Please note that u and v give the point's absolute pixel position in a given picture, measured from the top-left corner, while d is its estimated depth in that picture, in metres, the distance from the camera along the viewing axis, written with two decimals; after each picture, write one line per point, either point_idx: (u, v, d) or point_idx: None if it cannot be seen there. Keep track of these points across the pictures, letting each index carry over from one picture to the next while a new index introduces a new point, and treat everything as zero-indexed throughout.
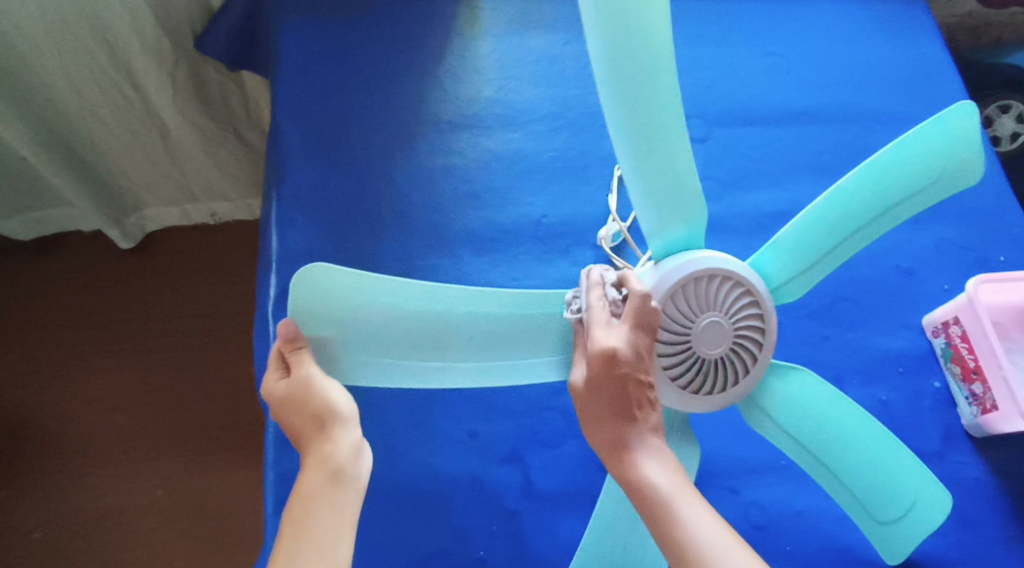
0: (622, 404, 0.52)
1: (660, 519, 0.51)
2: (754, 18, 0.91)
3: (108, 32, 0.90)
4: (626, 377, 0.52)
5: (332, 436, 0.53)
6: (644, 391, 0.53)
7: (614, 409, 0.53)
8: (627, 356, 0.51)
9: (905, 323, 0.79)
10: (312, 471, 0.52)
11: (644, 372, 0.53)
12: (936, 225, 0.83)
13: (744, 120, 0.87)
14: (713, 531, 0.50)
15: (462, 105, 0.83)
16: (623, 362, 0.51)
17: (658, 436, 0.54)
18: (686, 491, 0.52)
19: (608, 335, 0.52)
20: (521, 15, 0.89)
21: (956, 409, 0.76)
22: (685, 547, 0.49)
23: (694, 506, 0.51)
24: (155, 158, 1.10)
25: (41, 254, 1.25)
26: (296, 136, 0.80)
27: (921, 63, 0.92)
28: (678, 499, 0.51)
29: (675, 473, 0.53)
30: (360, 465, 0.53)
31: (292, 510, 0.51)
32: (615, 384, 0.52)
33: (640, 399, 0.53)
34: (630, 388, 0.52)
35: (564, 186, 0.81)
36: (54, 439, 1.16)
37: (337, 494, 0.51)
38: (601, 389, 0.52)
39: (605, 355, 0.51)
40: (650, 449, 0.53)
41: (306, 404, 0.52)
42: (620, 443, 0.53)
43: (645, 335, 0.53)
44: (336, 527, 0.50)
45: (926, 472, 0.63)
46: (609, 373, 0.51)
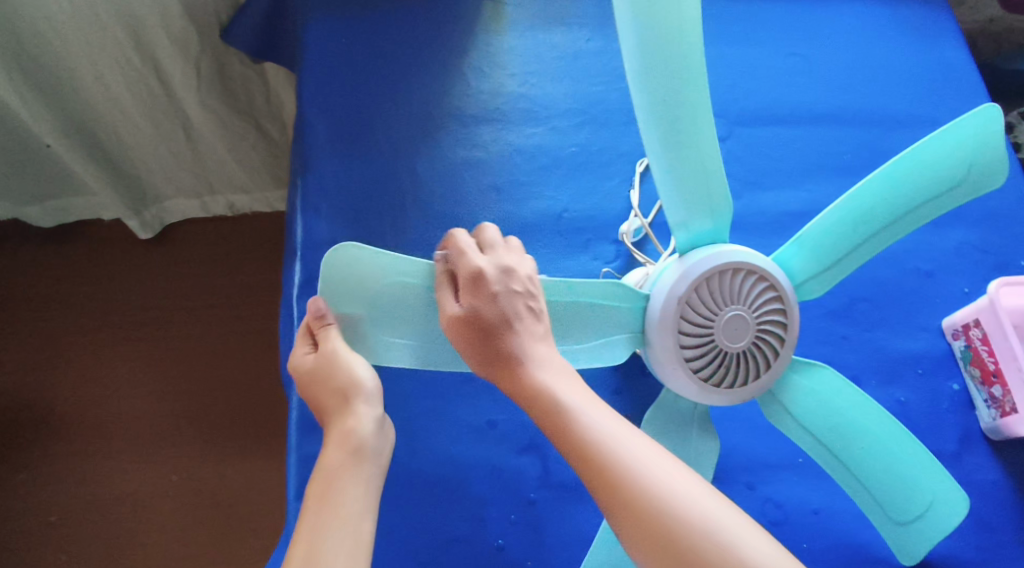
0: (502, 320, 0.52)
1: (560, 426, 0.50)
2: (776, 19, 0.92)
3: (136, 23, 0.91)
4: (497, 293, 0.52)
5: (355, 410, 0.55)
6: (524, 304, 0.53)
7: (493, 326, 0.52)
8: (494, 277, 0.53)
9: (925, 325, 0.79)
10: (335, 446, 0.54)
11: (519, 287, 0.54)
12: (957, 228, 0.82)
13: (766, 120, 0.87)
14: (611, 426, 0.50)
15: (485, 99, 0.84)
16: (489, 279, 0.52)
17: (546, 349, 0.54)
18: (590, 399, 0.51)
19: (475, 257, 0.53)
20: (545, 12, 0.89)
21: (975, 412, 0.76)
22: (592, 451, 0.48)
23: (601, 414, 0.50)
24: (177, 150, 1.11)
25: (62, 241, 1.26)
26: (321, 128, 0.80)
27: (943, 66, 0.92)
28: (584, 407, 0.50)
29: (569, 378, 0.52)
30: (381, 440, 0.55)
31: (314, 485, 0.52)
32: (489, 301, 0.52)
33: (519, 312, 0.53)
34: (506, 301, 0.53)
35: (586, 182, 0.82)
36: (71, 424, 1.17)
37: (360, 467, 0.53)
38: (477, 312, 0.52)
39: (473, 275, 0.52)
40: (539, 360, 0.53)
41: (332, 378, 0.54)
42: (507, 359, 0.52)
43: (514, 255, 0.55)
44: (362, 501, 0.51)
45: (945, 474, 0.63)
46: (480, 289, 0.52)
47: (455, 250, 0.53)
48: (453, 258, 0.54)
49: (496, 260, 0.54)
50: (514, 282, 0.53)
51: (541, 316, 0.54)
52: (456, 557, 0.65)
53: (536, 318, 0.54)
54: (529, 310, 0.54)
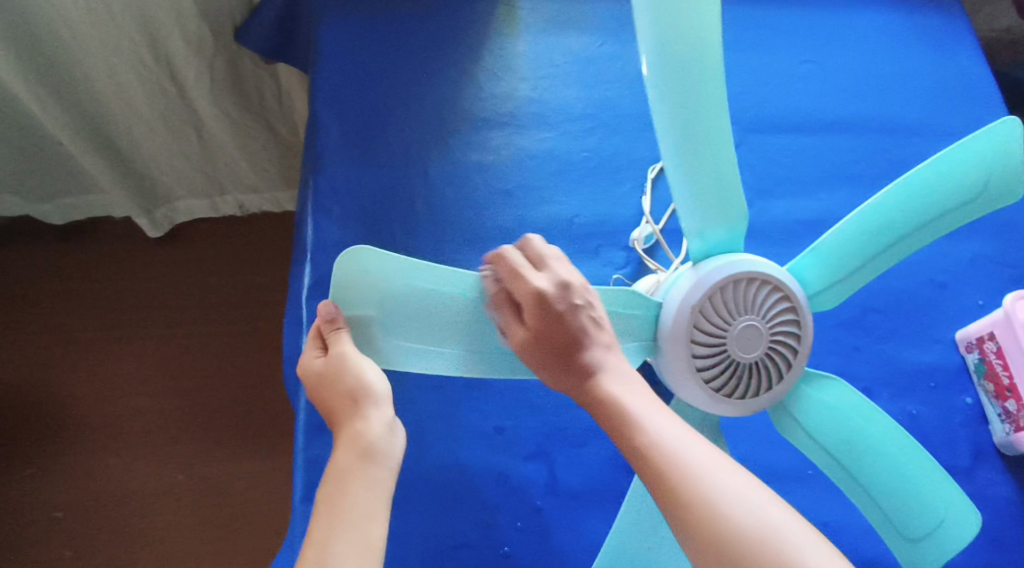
0: (569, 338, 0.53)
1: (626, 435, 0.51)
2: (791, 26, 0.91)
3: (151, 23, 0.91)
4: (563, 312, 0.53)
5: (365, 414, 0.54)
6: (587, 318, 0.54)
7: (563, 343, 0.53)
8: (558, 296, 0.53)
9: (938, 337, 0.78)
10: (344, 448, 0.53)
11: (579, 300, 0.54)
12: (972, 240, 0.82)
13: (779, 127, 0.86)
14: (675, 431, 0.51)
15: (498, 102, 0.84)
16: (555, 299, 0.53)
17: (614, 356, 0.55)
18: (655, 406, 0.52)
19: (534, 277, 0.53)
20: (558, 16, 0.89)
21: (988, 426, 0.75)
22: (658, 454, 0.49)
23: (663, 418, 0.51)
24: (188, 150, 1.11)
25: (73, 238, 1.26)
26: (333, 129, 0.80)
27: (959, 76, 0.91)
28: (647, 412, 0.52)
29: (635, 385, 0.53)
30: (392, 443, 0.54)
31: (325, 487, 0.52)
32: (556, 321, 0.53)
33: (584, 327, 0.54)
34: (572, 317, 0.53)
35: (597, 187, 0.81)
36: (78, 420, 1.17)
37: (369, 470, 0.52)
38: (548, 333, 0.53)
39: (536, 297, 0.52)
40: (609, 368, 0.54)
41: (341, 381, 0.53)
42: (581, 372, 0.53)
43: (569, 269, 0.55)
44: (370, 505, 0.51)
45: (957, 489, 0.61)
46: (545, 312, 0.52)
47: (509, 274, 0.53)
48: (507, 278, 0.54)
49: (552, 276, 0.54)
50: (575, 297, 0.54)
51: (603, 324, 0.55)
52: (461, 563, 0.64)
53: (598, 327, 0.55)
54: (591, 321, 0.54)
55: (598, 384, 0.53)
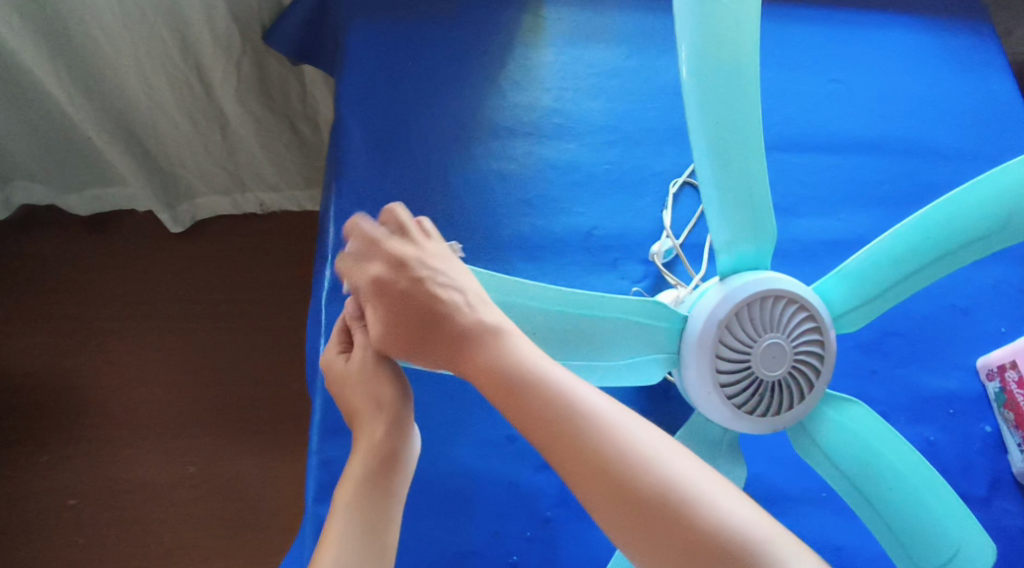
0: (417, 309, 0.53)
1: (511, 392, 0.50)
2: (819, 45, 0.91)
3: (182, 22, 0.92)
4: (396, 288, 0.54)
5: (384, 422, 0.55)
6: (434, 286, 0.53)
7: (414, 315, 0.53)
8: (389, 275, 0.54)
9: (958, 363, 0.77)
10: (361, 459, 0.54)
11: (422, 272, 0.54)
12: (994, 266, 0.81)
13: (804, 147, 0.86)
14: (569, 382, 0.50)
15: (521, 111, 0.84)
16: (386, 281, 0.54)
17: (482, 309, 0.53)
18: (549, 359, 0.51)
19: (370, 266, 0.55)
20: (585, 28, 0.89)
21: (1006, 456, 0.74)
22: (551, 411, 0.48)
23: (555, 369, 0.51)
24: (212, 149, 1.12)
25: (94, 229, 1.27)
26: (358, 131, 0.81)
27: (987, 101, 0.91)
28: (537, 363, 0.51)
29: (521, 339, 0.52)
30: (410, 456, 0.55)
31: (342, 490, 0.53)
32: (396, 298, 0.53)
33: (432, 294, 0.53)
34: (416, 289, 0.53)
35: (618, 200, 0.81)
36: (91, 410, 1.18)
37: (387, 481, 0.53)
38: (391, 311, 0.54)
39: (370, 284, 0.55)
40: (479, 325, 0.52)
41: (365, 387, 0.56)
42: (448, 338, 0.52)
43: (403, 245, 0.55)
44: (383, 517, 0.52)
45: (974, 520, 0.61)
46: (384, 294, 0.54)
47: (348, 270, 0.57)
48: (350, 274, 0.57)
49: (392, 253, 0.55)
50: (415, 271, 0.54)
51: (461, 284, 0.54)
52: None
53: (457, 290, 0.53)
54: (442, 288, 0.53)
55: (480, 341, 0.52)
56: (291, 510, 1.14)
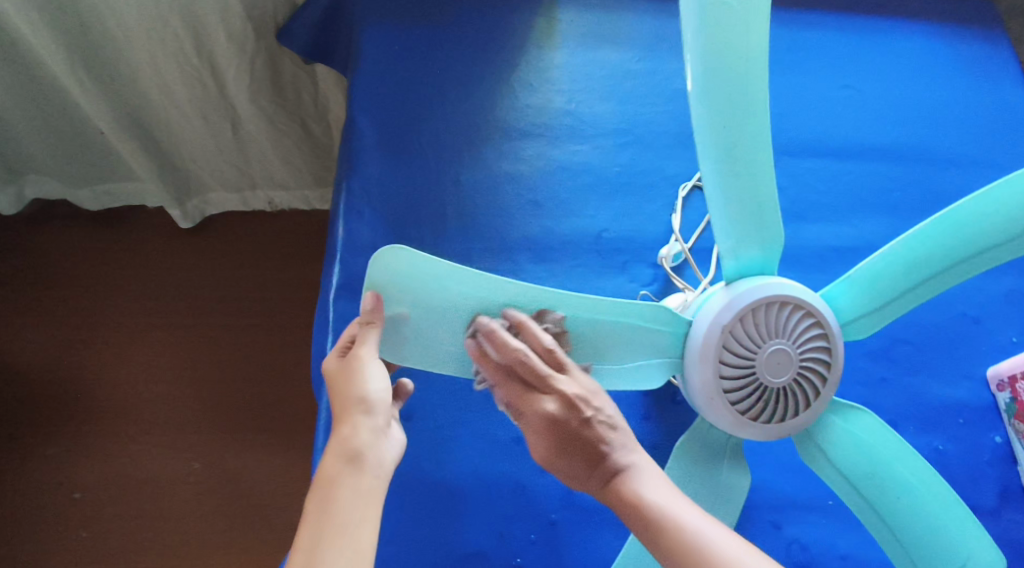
0: (585, 453, 0.53)
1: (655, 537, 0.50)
2: (833, 49, 0.90)
3: (197, 20, 0.93)
4: (573, 430, 0.52)
5: (353, 420, 0.53)
6: (601, 428, 0.53)
7: (581, 456, 0.53)
8: (566, 414, 0.52)
9: (968, 373, 0.76)
10: (331, 454, 0.51)
11: (590, 413, 0.53)
12: (1008, 275, 0.80)
13: (815, 152, 0.85)
14: (696, 513, 0.50)
15: (533, 113, 0.84)
16: (563, 419, 0.52)
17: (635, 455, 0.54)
18: (679, 499, 0.51)
19: (540, 402, 0.53)
20: (597, 31, 0.89)
21: (1017, 467, 0.73)
22: (682, 540, 0.49)
23: (689, 507, 0.51)
24: (224, 147, 1.13)
25: (105, 225, 1.28)
26: (369, 130, 0.81)
27: (1004, 108, 0.90)
28: (676, 503, 0.51)
29: (659, 479, 0.53)
30: (382, 451, 0.53)
31: (313, 490, 0.50)
32: (568, 439, 0.53)
33: (599, 437, 0.53)
34: (587, 431, 0.52)
35: (627, 203, 0.81)
36: (100, 403, 1.18)
37: (355, 478, 0.51)
38: (559, 447, 0.53)
39: (545, 421, 0.52)
40: (632, 468, 0.53)
41: (345, 387, 0.53)
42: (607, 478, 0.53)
43: (568, 381, 0.53)
44: (358, 511, 0.49)
45: (981, 529, 0.60)
46: (555, 433, 0.53)
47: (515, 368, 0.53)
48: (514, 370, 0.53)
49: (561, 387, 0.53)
50: (586, 411, 0.53)
51: (618, 422, 0.54)
52: None
53: (615, 430, 0.54)
54: (606, 429, 0.53)
55: (624, 483, 0.52)
56: (295, 506, 1.15)
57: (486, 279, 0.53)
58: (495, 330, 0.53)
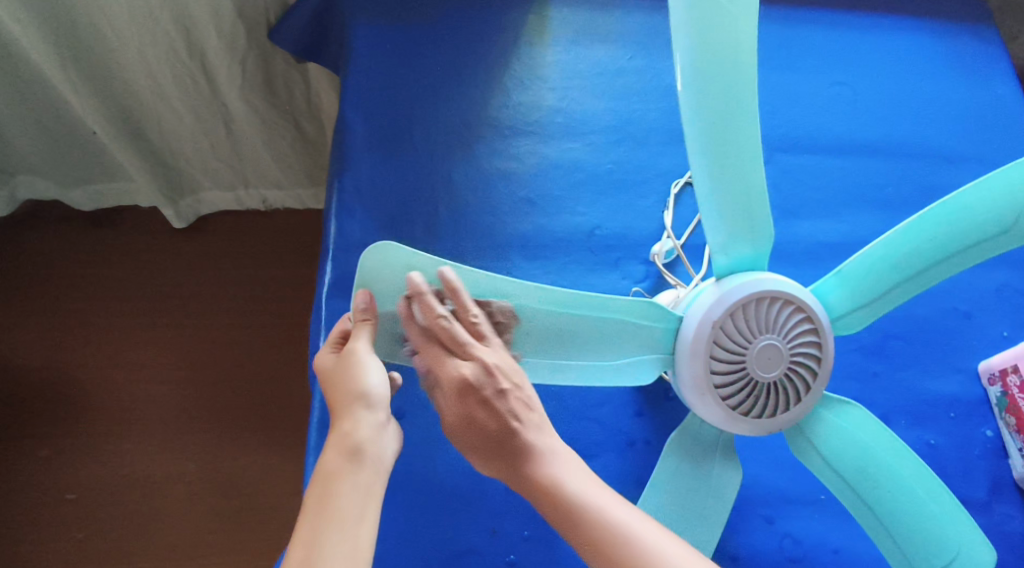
0: (492, 426, 0.52)
1: (571, 520, 0.51)
2: (824, 45, 0.90)
3: (188, 19, 0.92)
4: (484, 399, 0.52)
5: (355, 415, 0.53)
6: (515, 402, 0.53)
7: (487, 429, 0.52)
8: (483, 382, 0.52)
9: (959, 367, 0.77)
10: (332, 449, 0.51)
11: (506, 385, 0.52)
12: (998, 270, 0.81)
13: (806, 148, 0.85)
14: (607, 499, 0.51)
15: (526, 111, 0.84)
16: (479, 386, 0.52)
17: (545, 435, 0.54)
18: (596, 489, 0.52)
19: (455, 367, 0.52)
20: (589, 28, 0.89)
21: (1008, 460, 0.74)
22: (592, 526, 0.50)
23: (601, 493, 0.52)
24: (216, 146, 1.13)
25: (97, 225, 1.28)
26: (361, 128, 0.81)
27: (993, 104, 0.91)
28: (588, 490, 0.52)
29: (573, 463, 0.53)
30: (382, 447, 0.53)
31: (313, 485, 0.50)
32: (480, 408, 0.52)
33: (511, 412, 0.52)
34: (499, 403, 0.52)
35: (620, 200, 0.81)
36: (94, 404, 1.18)
37: (356, 473, 0.51)
38: (467, 415, 0.52)
39: (459, 386, 0.52)
40: (543, 449, 0.53)
41: (345, 381, 0.53)
42: (514, 456, 0.52)
43: (488, 350, 0.53)
44: (358, 506, 0.49)
45: (973, 523, 0.60)
46: (467, 399, 0.52)
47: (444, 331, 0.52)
48: (440, 334, 0.52)
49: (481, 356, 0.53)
50: (501, 382, 0.52)
51: (534, 404, 0.54)
52: None
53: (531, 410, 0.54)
54: (521, 404, 0.53)
55: (539, 465, 0.52)
56: (290, 506, 1.15)
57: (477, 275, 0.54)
58: (426, 291, 0.52)
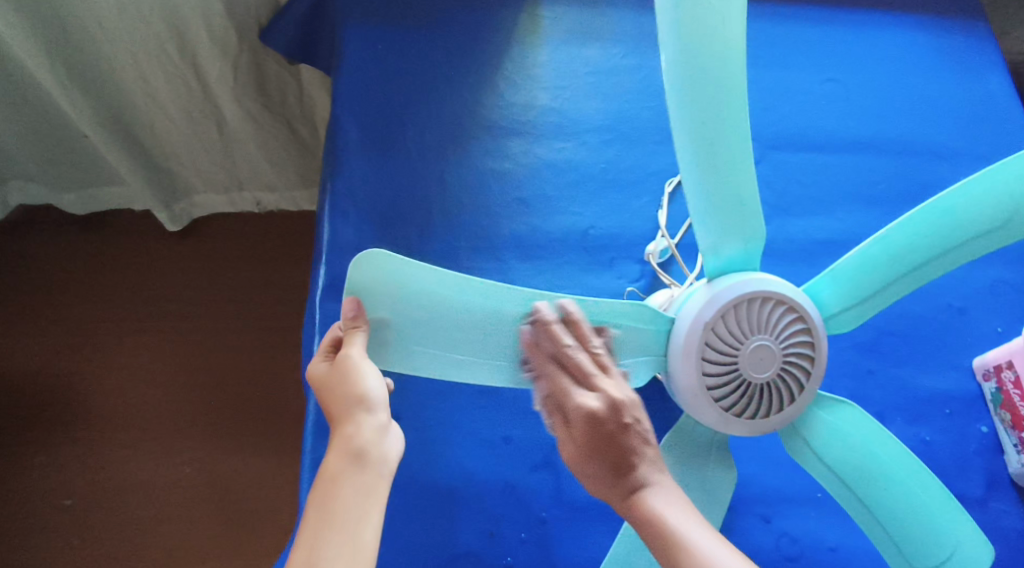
0: (615, 459, 0.51)
1: (671, 551, 0.49)
2: (816, 42, 0.90)
3: (178, 21, 0.92)
4: (612, 432, 0.51)
5: (357, 419, 0.52)
6: (636, 435, 0.52)
7: (611, 461, 0.51)
8: (608, 415, 0.51)
9: (953, 363, 0.77)
10: (334, 452, 0.51)
11: (630, 418, 0.52)
12: (992, 265, 0.81)
13: (800, 145, 0.85)
14: (706, 536, 0.49)
15: (518, 111, 0.84)
16: (604, 419, 0.51)
17: (663, 474, 0.52)
18: (693, 518, 0.50)
19: (582, 396, 0.52)
20: (580, 28, 0.89)
21: (1003, 456, 0.74)
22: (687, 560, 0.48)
23: (701, 529, 0.50)
24: (209, 148, 1.12)
25: (91, 229, 1.27)
26: (353, 130, 0.80)
27: (986, 99, 0.90)
28: (688, 524, 0.50)
29: (681, 501, 0.51)
30: (386, 449, 0.52)
31: (315, 489, 0.50)
32: (604, 440, 0.51)
33: (633, 445, 0.52)
34: (623, 436, 0.51)
35: (613, 199, 0.81)
36: (90, 408, 1.18)
37: (360, 475, 0.50)
38: (591, 448, 0.51)
39: (585, 418, 0.51)
40: (659, 487, 0.52)
41: (344, 386, 0.52)
42: (632, 490, 0.51)
43: (614, 384, 0.53)
44: (360, 508, 0.49)
45: (971, 521, 0.60)
46: (594, 432, 0.51)
47: (571, 360, 0.53)
48: (566, 362, 0.53)
49: (607, 390, 0.52)
50: (626, 416, 0.52)
51: (652, 438, 0.53)
52: None
53: (649, 443, 0.53)
54: (641, 438, 0.52)
55: (649, 497, 0.51)
56: (287, 509, 1.14)
57: (470, 280, 0.52)
58: (552, 320, 0.54)
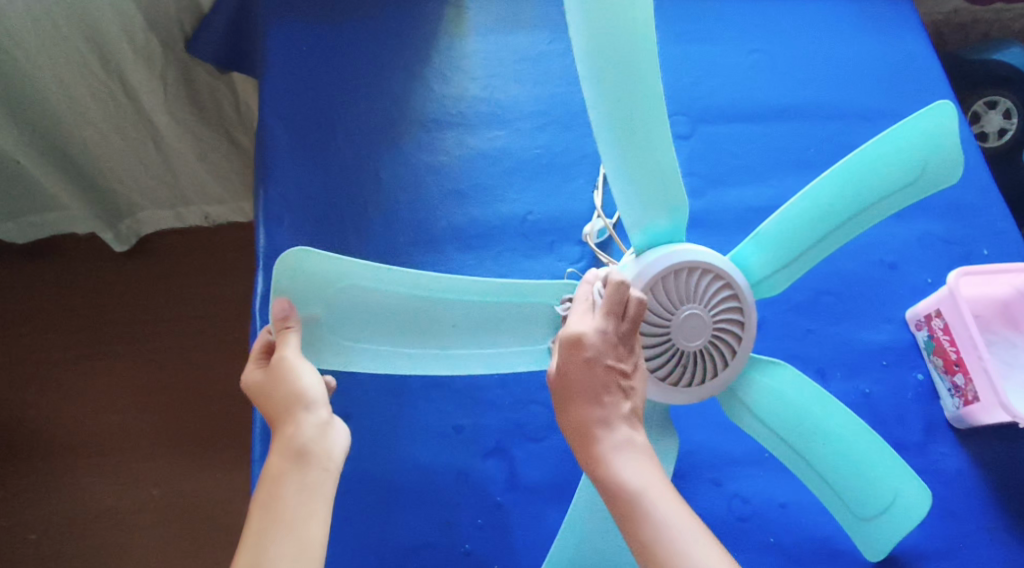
0: (586, 390, 0.53)
1: (629, 506, 0.50)
2: (739, 15, 0.92)
3: (99, 36, 0.90)
4: (591, 361, 0.52)
5: (296, 419, 0.52)
6: (612, 377, 0.53)
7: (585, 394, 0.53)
8: (593, 341, 0.52)
9: (888, 316, 0.79)
10: (277, 453, 0.51)
11: (611, 358, 0.53)
12: (921, 219, 0.83)
13: (728, 117, 0.87)
14: (658, 488, 0.50)
15: (449, 104, 0.84)
16: (586, 346, 0.52)
17: (631, 425, 0.53)
18: (651, 475, 0.51)
19: (576, 322, 0.53)
20: (506, 14, 0.89)
21: (939, 401, 0.77)
22: (637, 509, 0.50)
23: (656, 485, 0.51)
24: (148, 162, 1.11)
25: (35, 257, 1.25)
26: (282, 135, 0.80)
27: (906, 58, 0.93)
28: (645, 478, 0.51)
29: (643, 456, 0.52)
30: (329, 444, 0.52)
31: (260, 488, 0.51)
32: (580, 367, 0.52)
33: (607, 384, 0.53)
34: (598, 370, 0.52)
35: (549, 183, 0.82)
36: (49, 439, 1.16)
37: (302, 475, 0.51)
38: (567, 373, 0.53)
39: (572, 340, 0.52)
40: (621, 434, 0.52)
41: (279, 387, 0.52)
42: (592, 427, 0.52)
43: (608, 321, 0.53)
44: (306, 505, 0.50)
45: (907, 471, 0.63)
46: (574, 356, 0.52)
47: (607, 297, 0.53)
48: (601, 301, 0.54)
49: (602, 325, 0.53)
50: (609, 354, 0.53)
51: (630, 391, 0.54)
52: (424, 562, 0.65)
53: (624, 392, 0.53)
54: (618, 383, 0.53)
55: (608, 444, 0.52)
56: None
57: (398, 275, 0.52)
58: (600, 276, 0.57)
